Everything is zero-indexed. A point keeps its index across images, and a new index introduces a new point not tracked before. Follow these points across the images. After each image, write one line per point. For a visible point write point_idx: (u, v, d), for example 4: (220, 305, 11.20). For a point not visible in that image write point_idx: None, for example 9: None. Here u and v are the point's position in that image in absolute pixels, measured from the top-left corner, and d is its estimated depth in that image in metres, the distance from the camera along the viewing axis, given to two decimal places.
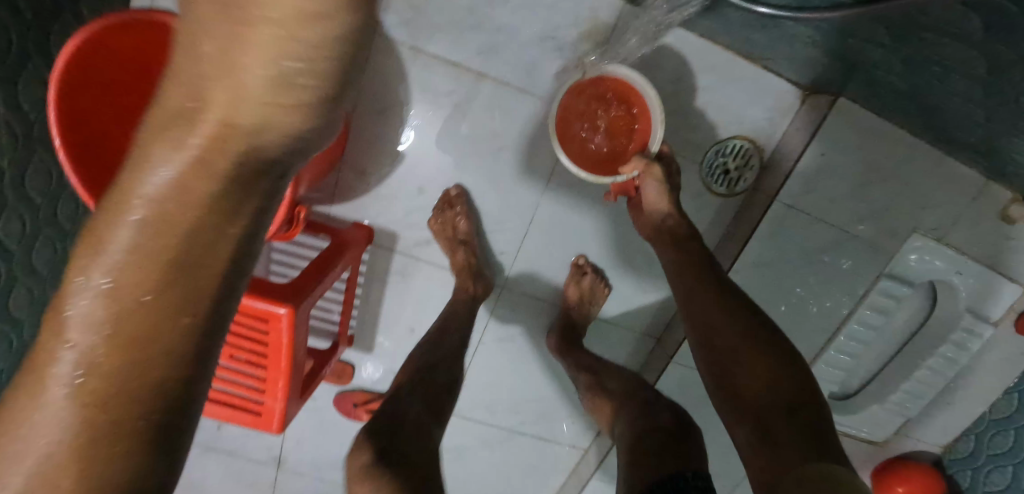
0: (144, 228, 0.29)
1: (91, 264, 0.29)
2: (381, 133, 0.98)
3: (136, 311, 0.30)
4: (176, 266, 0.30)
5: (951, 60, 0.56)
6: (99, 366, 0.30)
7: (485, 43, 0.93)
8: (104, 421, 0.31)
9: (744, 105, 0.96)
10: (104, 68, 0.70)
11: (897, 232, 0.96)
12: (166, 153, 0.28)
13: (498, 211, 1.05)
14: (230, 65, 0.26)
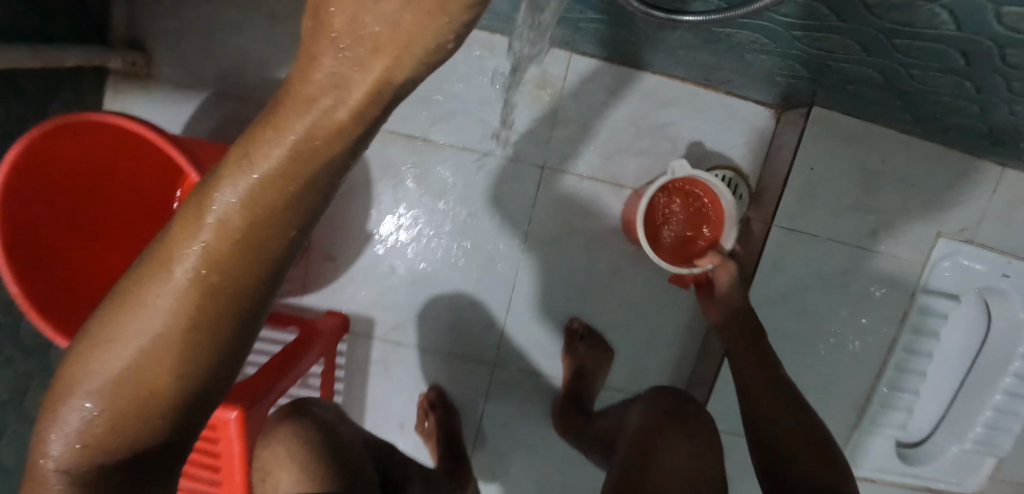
0: (240, 199, 0.30)
1: (192, 223, 0.31)
2: (345, 217, 0.95)
3: (210, 275, 0.31)
4: (252, 238, 0.31)
5: (909, 27, 0.50)
6: (163, 352, 0.31)
7: (437, 113, 0.92)
8: (166, 373, 0.31)
9: (715, 133, 0.90)
10: (52, 170, 0.66)
11: (922, 241, 0.84)
12: (276, 133, 0.30)
13: (476, 281, 0.98)
14: (355, 64, 0.28)
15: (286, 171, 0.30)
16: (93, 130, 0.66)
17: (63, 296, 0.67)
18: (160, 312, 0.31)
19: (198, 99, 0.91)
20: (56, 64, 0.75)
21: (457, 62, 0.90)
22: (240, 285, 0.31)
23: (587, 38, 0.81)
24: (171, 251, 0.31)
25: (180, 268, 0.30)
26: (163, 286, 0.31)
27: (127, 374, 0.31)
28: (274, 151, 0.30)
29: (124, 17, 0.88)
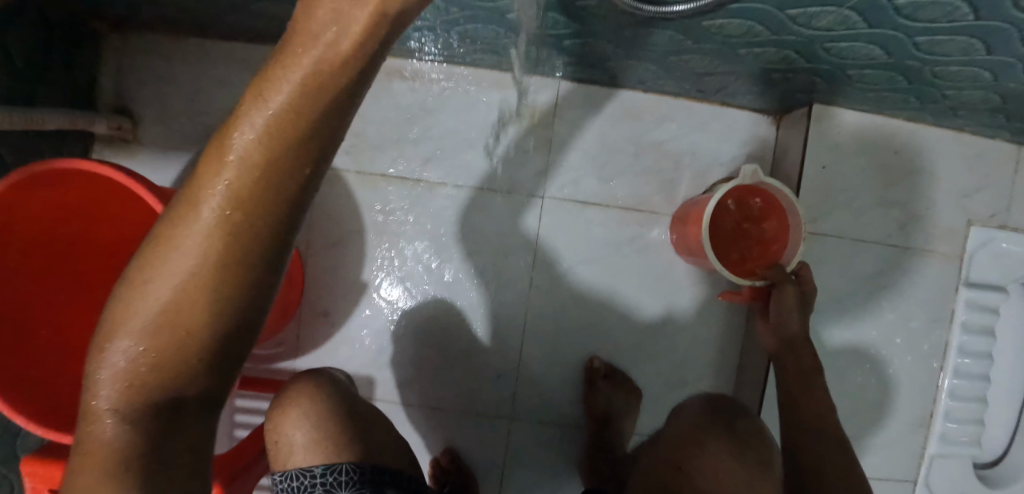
0: (254, 135, 0.29)
1: (210, 161, 0.30)
2: (338, 267, 0.89)
3: (228, 215, 0.30)
4: (267, 175, 0.30)
5: None
6: (196, 290, 0.31)
7: (430, 151, 0.89)
8: (195, 317, 0.31)
9: (717, 146, 0.88)
10: (20, 230, 0.59)
11: (957, 231, 0.83)
12: (285, 69, 0.29)
13: (484, 325, 0.90)
14: None
15: (299, 103, 0.29)
16: (61, 182, 0.59)
17: (28, 372, 0.59)
18: (190, 248, 0.31)
19: (185, 158, 0.88)
20: (36, 126, 0.71)
21: (447, 99, 0.88)
22: (265, 221, 0.31)
23: (575, 57, 0.78)
24: (197, 188, 0.30)
25: (206, 204, 0.30)
26: (192, 224, 0.30)
27: (165, 311, 0.32)
28: (286, 78, 0.29)
29: (111, 84, 0.88)
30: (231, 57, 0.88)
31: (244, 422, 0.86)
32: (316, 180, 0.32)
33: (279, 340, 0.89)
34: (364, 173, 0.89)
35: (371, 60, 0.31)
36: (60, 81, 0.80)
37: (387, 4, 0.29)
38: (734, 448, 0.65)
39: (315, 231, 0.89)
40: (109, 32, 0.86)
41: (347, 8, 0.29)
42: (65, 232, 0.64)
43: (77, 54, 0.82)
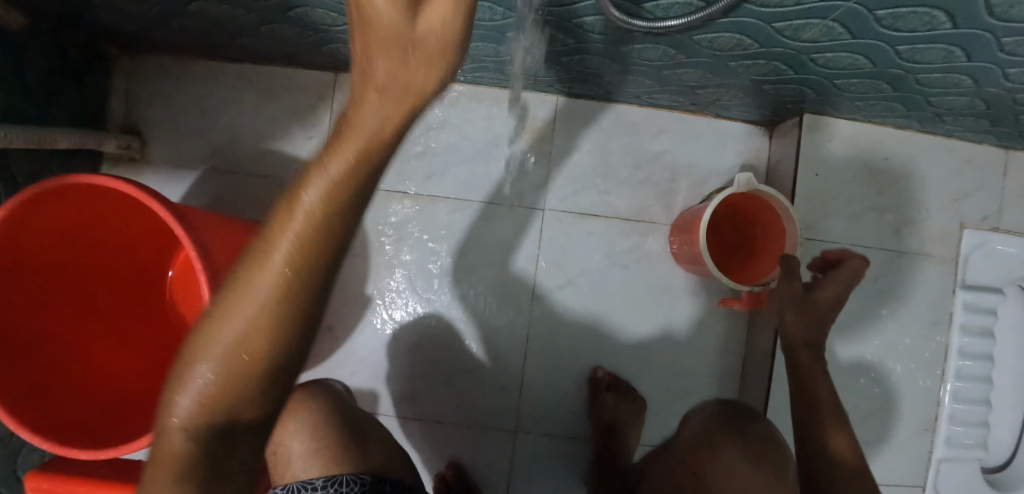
0: (315, 195, 0.35)
1: (280, 219, 0.36)
2: (342, 281, 0.90)
3: (291, 261, 0.35)
4: (324, 227, 0.35)
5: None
6: (266, 322, 0.36)
7: (432, 167, 0.91)
8: (258, 350, 0.36)
9: (712, 157, 0.90)
10: (33, 247, 0.60)
11: (950, 234, 0.85)
12: (341, 143, 0.35)
13: (487, 337, 0.91)
14: (397, 74, 0.34)
15: (352, 169, 0.35)
16: (75, 200, 0.60)
17: (38, 387, 0.59)
18: (263, 286, 0.35)
19: (192, 177, 0.91)
20: (48, 145, 0.74)
21: (447, 116, 0.91)
22: (327, 260, 0.36)
23: (571, 73, 0.80)
24: (270, 234, 0.36)
25: (279, 247, 0.35)
26: (266, 266, 0.35)
27: (237, 340, 0.36)
28: (349, 138, 0.35)
29: (121, 105, 0.91)
30: (238, 79, 0.91)
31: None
32: (355, 227, 0.37)
33: None
34: None
35: (417, 119, 0.37)
36: (72, 102, 0.83)
37: (422, 85, 0.35)
38: (748, 453, 0.64)
39: None
40: (119, 56, 0.90)
41: (386, 90, 0.34)
42: (78, 248, 0.65)
43: (89, 77, 0.85)
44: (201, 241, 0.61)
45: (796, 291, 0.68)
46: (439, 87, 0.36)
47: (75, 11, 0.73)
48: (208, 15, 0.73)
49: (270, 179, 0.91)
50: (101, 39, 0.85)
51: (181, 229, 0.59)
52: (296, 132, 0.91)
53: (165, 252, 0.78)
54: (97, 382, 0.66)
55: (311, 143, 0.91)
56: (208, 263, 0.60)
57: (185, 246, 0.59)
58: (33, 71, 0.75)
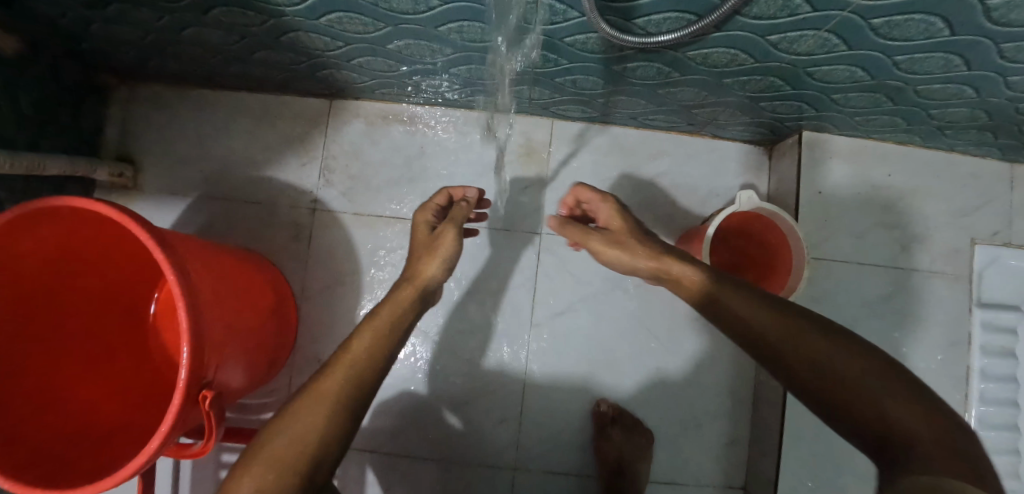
0: (378, 324, 0.58)
1: (353, 339, 0.56)
2: (333, 310, 0.87)
3: (360, 364, 0.54)
4: (384, 345, 0.56)
5: (888, 8, 0.49)
6: (345, 395, 0.51)
7: (427, 192, 0.89)
8: (330, 425, 0.49)
9: (711, 177, 0.88)
10: (7, 272, 0.57)
11: (961, 251, 0.82)
12: (393, 299, 0.62)
13: (484, 368, 0.87)
14: (425, 263, 0.66)
15: (399, 312, 0.60)
16: (55, 225, 0.58)
17: (4, 425, 0.55)
18: (337, 389, 0.51)
19: (183, 204, 0.90)
20: (37, 172, 0.74)
21: (441, 140, 0.90)
22: (375, 376, 0.54)
23: (565, 94, 0.79)
24: (335, 358, 0.54)
25: (344, 364, 0.53)
26: (342, 368, 0.53)
27: (308, 426, 0.48)
28: (396, 300, 0.61)
29: (117, 134, 0.92)
30: (231, 106, 0.91)
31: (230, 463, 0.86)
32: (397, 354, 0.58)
33: (271, 390, 0.86)
34: (361, 215, 0.89)
35: (432, 292, 0.66)
36: (65, 130, 0.83)
37: (433, 267, 0.65)
38: None
39: (310, 274, 0.88)
40: (117, 85, 0.92)
41: (417, 267, 0.66)
42: (56, 275, 0.63)
43: (84, 105, 0.86)
44: (182, 266, 0.58)
45: (604, 236, 0.68)
46: (445, 270, 0.67)
47: (72, 38, 0.74)
48: (201, 41, 0.73)
49: (261, 206, 0.89)
50: (98, 68, 0.86)
51: (161, 253, 0.56)
52: (288, 158, 0.90)
53: (151, 278, 0.76)
54: (65, 416, 0.62)
55: (304, 169, 0.90)
56: (188, 288, 0.57)
57: (165, 270, 0.57)
58: (26, 97, 0.75)
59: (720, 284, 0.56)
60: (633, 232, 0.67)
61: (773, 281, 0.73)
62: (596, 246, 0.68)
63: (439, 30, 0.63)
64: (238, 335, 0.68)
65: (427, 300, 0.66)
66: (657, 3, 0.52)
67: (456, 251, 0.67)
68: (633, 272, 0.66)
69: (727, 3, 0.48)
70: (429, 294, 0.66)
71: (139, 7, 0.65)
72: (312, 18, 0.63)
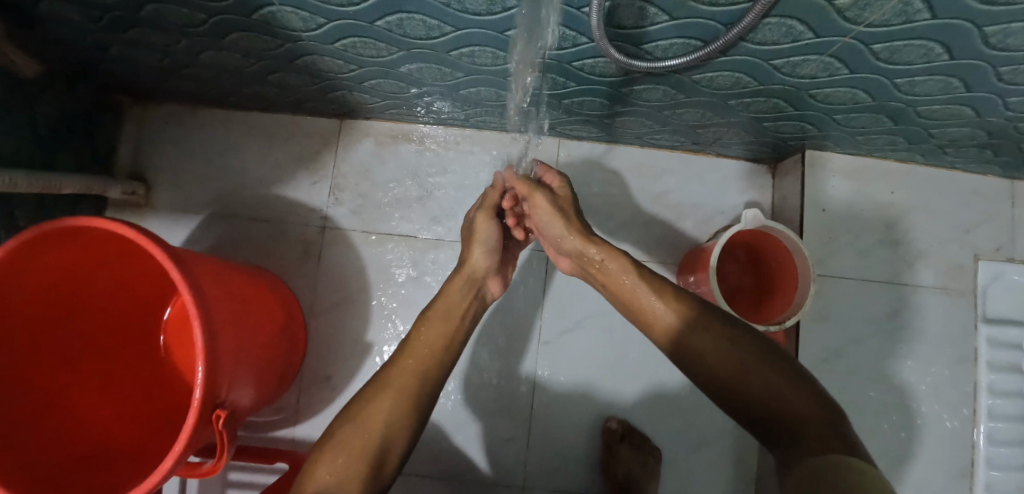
0: (444, 310, 0.68)
1: (424, 325, 0.67)
2: (342, 328, 0.88)
3: (433, 348, 0.65)
4: (451, 330, 0.67)
5: (888, 34, 0.50)
6: (421, 373, 0.63)
7: (435, 211, 0.90)
8: (412, 396, 0.61)
9: (717, 195, 0.90)
10: (22, 291, 0.57)
11: (964, 267, 0.83)
12: (451, 287, 0.70)
13: (491, 384, 0.87)
14: (471, 252, 0.72)
15: (457, 300, 0.70)
16: (72, 244, 0.59)
17: (19, 445, 0.56)
18: (413, 369, 0.63)
19: (194, 221, 0.91)
20: (53, 190, 0.75)
21: (449, 159, 0.91)
22: (445, 356, 0.66)
23: (572, 115, 0.80)
24: (402, 357, 0.64)
25: (410, 364, 0.64)
26: (415, 350, 0.65)
27: (390, 401, 0.60)
28: (453, 297, 0.69)
29: (130, 152, 0.93)
30: (243, 126, 0.93)
31: (237, 482, 0.87)
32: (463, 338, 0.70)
33: (280, 407, 0.87)
34: (369, 233, 0.90)
35: (482, 280, 0.73)
36: (80, 149, 0.85)
37: (477, 256, 0.72)
38: None
39: (319, 291, 0.89)
40: (131, 104, 0.93)
41: (466, 255, 0.72)
42: (74, 294, 0.64)
43: (99, 124, 0.88)
44: (197, 285, 0.59)
45: (549, 198, 0.70)
46: (491, 256, 0.73)
47: (91, 60, 0.76)
48: (216, 64, 0.75)
49: (271, 224, 0.90)
50: (113, 89, 0.88)
51: (177, 273, 0.57)
52: (299, 177, 0.92)
53: (166, 296, 0.77)
54: (75, 436, 0.62)
55: (314, 187, 0.91)
56: (202, 308, 0.58)
57: (180, 291, 0.57)
58: (44, 118, 0.77)
59: (641, 282, 0.64)
60: (573, 209, 0.70)
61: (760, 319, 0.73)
62: (541, 201, 0.69)
63: (451, 54, 0.65)
64: (248, 354, 0.69)
65: (479, 284, 0.72)
66: (664, 29, 0.53)
67: (496, 238, 0.72)
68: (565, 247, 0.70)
69: (733, 30, 0.50)
70: (480, 278, 0.72)
71: (158, 31, 0.67)
72: (326, 42, 0.65)
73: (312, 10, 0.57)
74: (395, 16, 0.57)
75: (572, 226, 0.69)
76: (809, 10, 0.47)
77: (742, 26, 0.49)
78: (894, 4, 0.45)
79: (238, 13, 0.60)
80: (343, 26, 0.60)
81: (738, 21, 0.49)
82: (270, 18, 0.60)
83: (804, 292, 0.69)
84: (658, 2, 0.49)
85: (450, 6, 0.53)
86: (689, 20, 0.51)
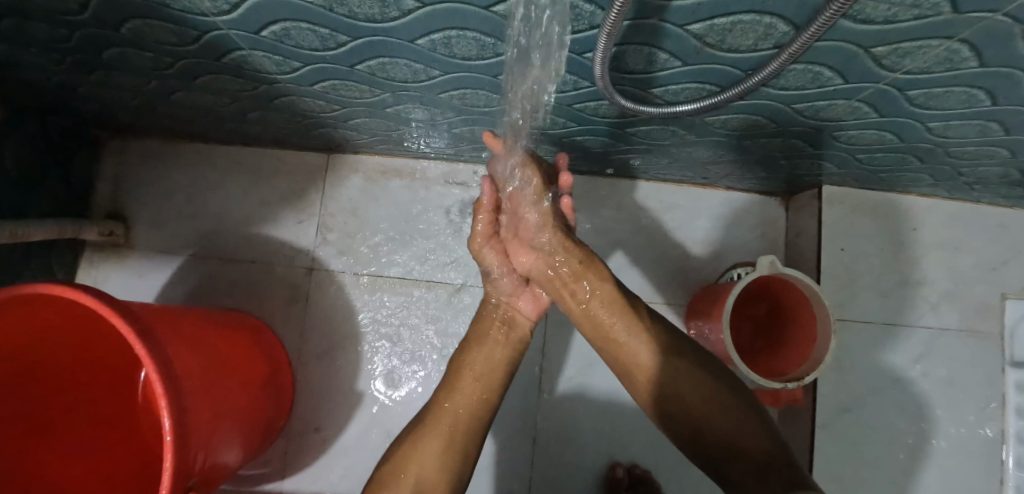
0: (480, 346, 0.62)
1: (463, 362, 0.61)
2: (333, 374, 0.83)
3: (477, 391, 0.60)
4: (493, 365, 0.61)
5: (926, 81, 0.45)
6: (469, 415, 0.59)
7: (429, 250, 0.86)
8: (457, 444, 0.57)
9: (728, 231, 0.85)
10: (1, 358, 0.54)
11: (991, 307, 0.78)
12: (482, 317, 0.64)
13: (491, 434, 0.83)
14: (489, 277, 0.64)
15: (489, 330, 0.62)
16: (41, 308, 0.54)
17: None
18: (456, 415, 0.58)
19: (176, 262, 0.86)
20: (22, 239, 0.70)
21: (444, 195, 0.86)
22: (494, 394, 0.61)
23: (573, 152, 0.75)
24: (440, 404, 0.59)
25: (448, 417, 0.58)
26: (461, 389, 0.60)
27: (436, 444, 0.56)
28: (482, 328, 0.63)
29: (108, 189, 0.88)
30: (227, 161, 0.88)
31: None
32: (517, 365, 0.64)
33: (268, 459, 0.82)
34: (360, 274, 0.85)
35: (513, 306, 0.64)
36: (53, 190, 0.80)
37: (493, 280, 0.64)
38: None
39: (308, 335, 0.84)
40: (109, 139, 0.88)
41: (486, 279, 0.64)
42: (63, 356, 0.61)
43: (74, 163, 0.83)
44: (165, 358, 0.54)
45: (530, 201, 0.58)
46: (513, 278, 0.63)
47: (58, 99, 0.71)
48: (191, 103, 0.70)
49: (256, 264, 0.86)
50: (89, 125, 0.83)
51: (140, 348, 0.51)
52: (285, 215, 0.87)
53: None
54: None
55: (301, 226, 0.86)
56: (171, 385, 0.53)
57: (147, 366, 0.52)
58: (12, 161, 0.72)
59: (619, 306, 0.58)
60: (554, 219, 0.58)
61: (768, 376, 0.69)
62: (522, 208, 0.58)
63: (441, 96, 0.60)
64: (226, 418, 0.64)
65: (511, 310, 0.64)
66: (676, 74, 0.48)
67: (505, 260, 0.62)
68: (530, 268, 0.60)
69: (753, 77, 0.43)
70: (510, 303, 0.64)
71: (125, 73, 0.62)
72: (305, 84, 0.60)
73: (284, 54, 0.52)
74: (377, 60, 0.51)
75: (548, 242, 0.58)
76: (840, 57, 0.42)
77: (765, 73, 0.42)
78: (939, 52, 0.40)
79: (207, 57, 0.55)
80: (321, 69, 0.55)
81: (761, 67, 0.42)
82: (242, 62, 0.55)
83: (826, 345, 0.64)
84: (670, 47, 0.43)
85: (436, 51, 0.48)
86: (705, 66, 0.46)
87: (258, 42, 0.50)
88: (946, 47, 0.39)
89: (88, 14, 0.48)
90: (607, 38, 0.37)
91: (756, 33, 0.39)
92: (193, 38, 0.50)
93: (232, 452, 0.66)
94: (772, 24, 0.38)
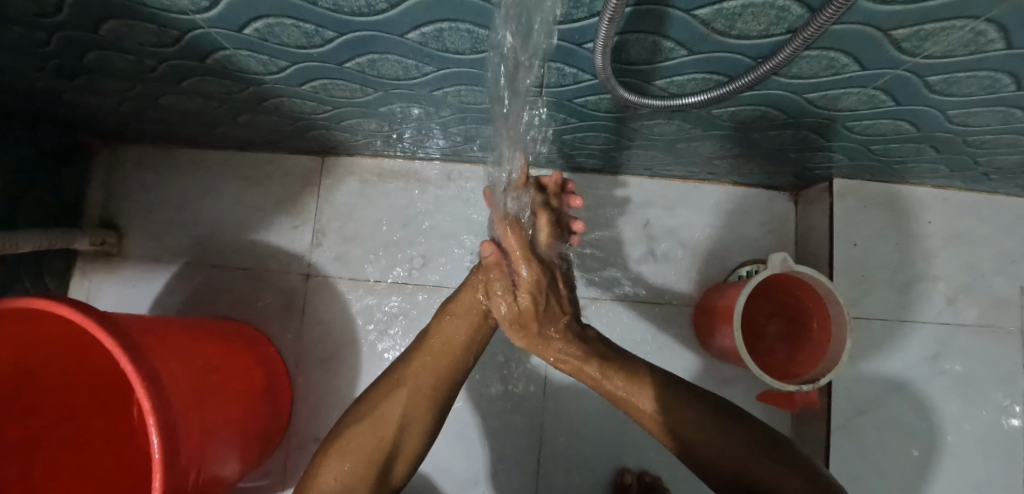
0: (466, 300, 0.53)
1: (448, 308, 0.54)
2: (332, 383, 0.81)
3: (466, 337, 0.53)
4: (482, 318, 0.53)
5: (947, 65, 0.42)
6: (451, 360, 0.53)
7: (428, 253, 0.83)
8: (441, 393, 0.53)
9: (736, 228, 0.82)
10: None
11: (1011, 301, 0.75)
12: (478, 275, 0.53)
13: (496, 441, 0.80)
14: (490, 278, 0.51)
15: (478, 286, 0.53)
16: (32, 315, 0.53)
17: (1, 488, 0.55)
18: (441, 357, 0.53)
19: (169, 271, 0.84)
20: (10, 251, 0.67)
21: (442, 196, 0.84)
22: (479, 340, 0.54)
23: (574, 149, 0.73)
24: (416, 356, 0.53)
25: (428, 362, 0.53)
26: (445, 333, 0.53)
27: (415, 391, 0.52)
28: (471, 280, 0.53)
29: (99, 197, 0.86)
30: (219, 166, 0.86)
31: None
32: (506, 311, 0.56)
33: (265, 471, 0.79)
34: (357, 280, 0.83)
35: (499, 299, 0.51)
36: (42, 200, 0.78)
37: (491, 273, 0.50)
38: None
39: (304, 344, 0.81)
40: (100, 146, 0.86)
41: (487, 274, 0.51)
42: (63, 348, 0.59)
43: (64, 171, 0.81)
44: (153, 372, 0.52)
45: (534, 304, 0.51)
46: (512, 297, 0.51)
47: (44, 106, 0.69)
48: (179, 107, 0.68)
49: (251, 271, 0.83)
50: (79, 132, 0.81)
51: (127, 363, 0.49)
52: (279, 220, 0.85)
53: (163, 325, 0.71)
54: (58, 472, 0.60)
55: (296, 231, 0.84)
56: (160, 403, 0.51)
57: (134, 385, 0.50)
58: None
59: (607, 373, 0.53)
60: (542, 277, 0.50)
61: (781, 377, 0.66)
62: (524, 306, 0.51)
63: (435, 94, 0.57)
64: (221, 428, 0.62)
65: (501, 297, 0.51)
66: (682, 64, 0.46)
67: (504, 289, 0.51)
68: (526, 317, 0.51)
69: (764, 66, 0.41)
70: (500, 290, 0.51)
71: (108, 78, 0.60)
72: (294, 85, 0.57)
73: (270, 53, 0.50)
74: (367, 57, 0.49)
75: (520, 305, 0.50)
76: (856, 40, 0.40)
77: (777, 60, 0.39)
78: (962, 34, 0.38)
79: (192, 58, 0.53)
80: (310, 68, 0.53)
81: (772, 54, 0.40)
82: (226, 62, 0.53)
83: (840, 336, 0.62)
84: (675, 35, 0.40)
85: (428, 45, 0.45)
86: (712, 55, 0.43)
87: (242, 41, 0.47)
88: (971, 28, 0.37)
89: (64, 16, 0.45)
90: (608, 24, 0.34)
91: (769, 17, 0.37)
92: (175, 38, 0.48)
93: (230, 462, 0.64)
94: (786, 6, 0.35)
